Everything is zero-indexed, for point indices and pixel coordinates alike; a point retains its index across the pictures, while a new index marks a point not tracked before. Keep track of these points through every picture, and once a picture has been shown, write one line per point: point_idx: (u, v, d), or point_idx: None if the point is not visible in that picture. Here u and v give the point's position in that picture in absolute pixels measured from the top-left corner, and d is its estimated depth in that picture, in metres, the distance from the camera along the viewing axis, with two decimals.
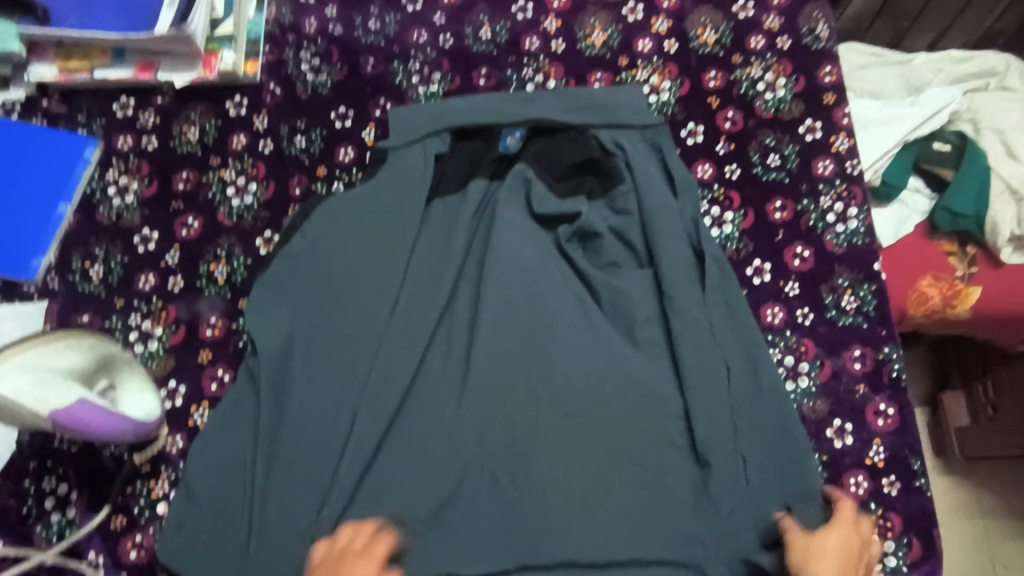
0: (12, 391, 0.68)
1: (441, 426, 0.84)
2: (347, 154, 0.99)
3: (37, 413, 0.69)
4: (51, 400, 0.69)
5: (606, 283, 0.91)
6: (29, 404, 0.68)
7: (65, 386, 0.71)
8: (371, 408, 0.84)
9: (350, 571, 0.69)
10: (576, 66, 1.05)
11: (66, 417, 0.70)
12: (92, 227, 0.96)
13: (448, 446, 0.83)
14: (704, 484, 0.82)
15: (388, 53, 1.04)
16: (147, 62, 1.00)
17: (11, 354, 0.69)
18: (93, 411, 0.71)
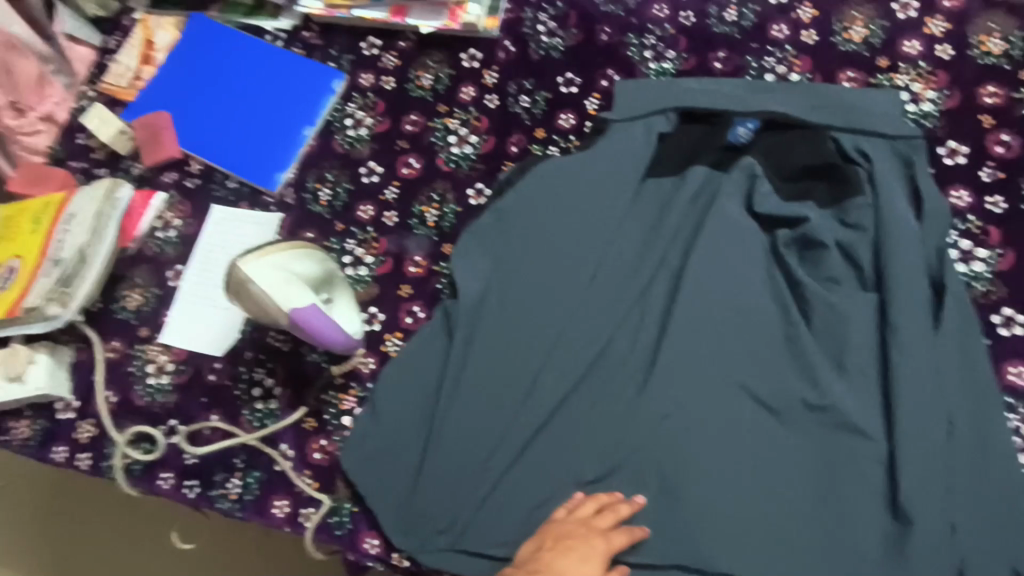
0: (268, 283, 0.78)
1: (621, 407, 0.83)
2: (567, 120, 0.99)
3: (280, 309, 0.78)
4: (294, 299, 0.78)
5: (824, 299, 0.84)
6: (277, 299, 0.78)
7: (302, 290, 0.79)
8: (554, 374, 0.85)
9: (578, 538, 0.75)
10: (826, 60, 0.96)
11: (303, 318, 0.78)
12: (327, 154, 1.04)
13: (621, 429, 0.82)
14: (897, 538, 0.75)
15: (625, 23, 1.03)
16: (399, 6, 1.07)
17: (269, 252, 0.79)
18: (319, 317, 0.79)
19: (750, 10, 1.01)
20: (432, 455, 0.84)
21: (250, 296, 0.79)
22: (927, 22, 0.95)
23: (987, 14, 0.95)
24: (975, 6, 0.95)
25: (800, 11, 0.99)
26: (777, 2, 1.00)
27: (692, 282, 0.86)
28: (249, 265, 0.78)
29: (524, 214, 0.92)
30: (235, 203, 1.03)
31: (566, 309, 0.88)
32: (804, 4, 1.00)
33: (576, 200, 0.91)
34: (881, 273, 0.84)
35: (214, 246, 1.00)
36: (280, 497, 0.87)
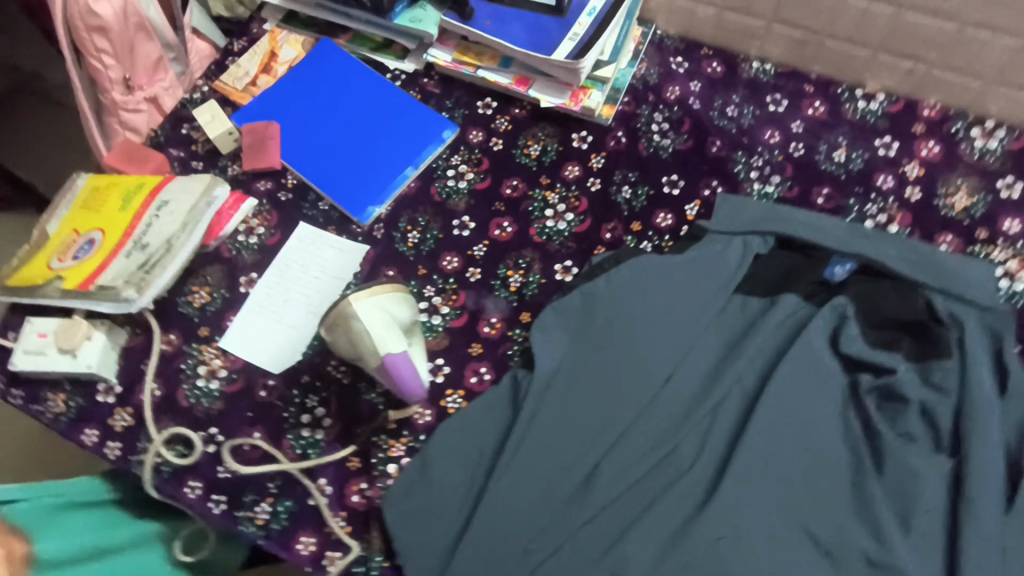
0: (370, 324, 0.78)
1: (677, 518, 0.80)
2: (665, 220, 1.01)
3: (374, 349, 0.78)
4: (391, 345, 0.78)
5: (898, 451, 0.82)
6: (374, 340, 0.78)
7: (398, 337, 0.79)
8: (614, 468, 0.83)
9: None
10: (926, 220, 0.99)
11: (393, 364, 0.79)
12: (424, 198, 1.05)
13: (670, 541, 0.79)
14: None
15: (736, 141, 1.06)
16: (525, 77, 1.09)
17: (377, 292, 0.79)
18: (408, 367, 0.80)
19: (859, 156, 1.04)
20: (474, 524, 0.80)
21: (346, 329, 0.78)
22: None
23: None
24: None
25: (907, 167, 1.02)
26: (886, 153, 1.03)
27: (767, 408, 0.84)
28: (358, 302, 0.78)
29: (611, 299, 0.92)
30: (323, 225, 1.04)
31: (636, 403, 0.87)
32: (911, 161, 1.03)
33: (664, 298, 0.92)
34: (958, 439, 0.82)
35: (292, 261, 1.00)
36: (306, 533, 0.83)
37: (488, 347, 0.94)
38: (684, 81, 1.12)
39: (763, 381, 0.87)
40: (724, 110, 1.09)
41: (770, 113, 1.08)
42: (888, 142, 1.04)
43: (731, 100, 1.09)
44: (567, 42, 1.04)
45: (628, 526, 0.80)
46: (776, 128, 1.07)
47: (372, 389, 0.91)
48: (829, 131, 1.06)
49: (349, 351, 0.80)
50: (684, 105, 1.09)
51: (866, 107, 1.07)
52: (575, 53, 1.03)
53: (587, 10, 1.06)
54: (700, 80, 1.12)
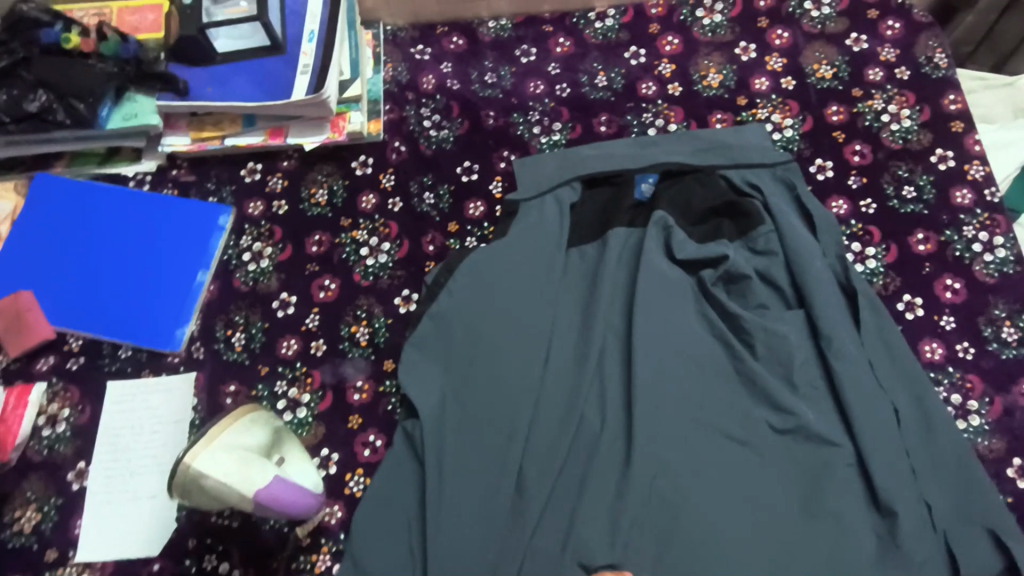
0: (223, 472, 0.70)
1: (609, 481, 0.82)
2: (477, 209, 0.99)
3: (242, 494, 0.71)
4: (256, 480, 0.71)
5: (760, 324, 0.87)
6: (237, 487, 0.70)
7: (262, 467, 0.72)
8: (537, 465, 0.83)
9: None
10: (696, 107, 1.05)
11: (269, 497, 0.72)
12: (231, 295, 0.96)
13: (611, 507, 0.80)
14: (891, 535, 0.77)
15: (506, 105, 1.06)
16: (276, 127, 1.01)
17: (215, 436, 0.71)
18: (287, 489, 0.73)
19: (618, 74, 1.07)
20: None
21: (203, 490, 0.71)
22: (768, 59, 1.07)
23: (812, 45, 1.08)
24: (801, 41, 1.08)
25: (661, 67, 1.07)
26: (639, 62, 1.08)
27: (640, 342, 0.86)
28: (198, 459, 0.70)
29: (460, 310, 0.89)
30: (135, 374, 0.92)
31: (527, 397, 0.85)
32: (662, 60, 1.08)
33: (508, 284, 0.90)
34: (799, 289, 0.89)
35: (120, 429, 0.89)
36: None
37: (365, 413, 0.88)
38: (434, 67, 1.09)
39: (627, 318, 0.89)
40: (483, 80, 1.07)
41: (525, 65, 1.08)
42: (636, 51, 1.09)
43: (485, 67, 1.08)
44: (300, 76, 0.96)
45: (572, 513, 0.81)
46: (537, 77, 1.07)
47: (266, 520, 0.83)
48: (583, 62, 1.08)
49: (221, 506, 0.73)
50: (444, 90, 1.07)
51: (604, 27, 1.11)
52: (313, 86, 0.95)
53: (306, 37, 0.99)
54: (448, 59, 1.09)
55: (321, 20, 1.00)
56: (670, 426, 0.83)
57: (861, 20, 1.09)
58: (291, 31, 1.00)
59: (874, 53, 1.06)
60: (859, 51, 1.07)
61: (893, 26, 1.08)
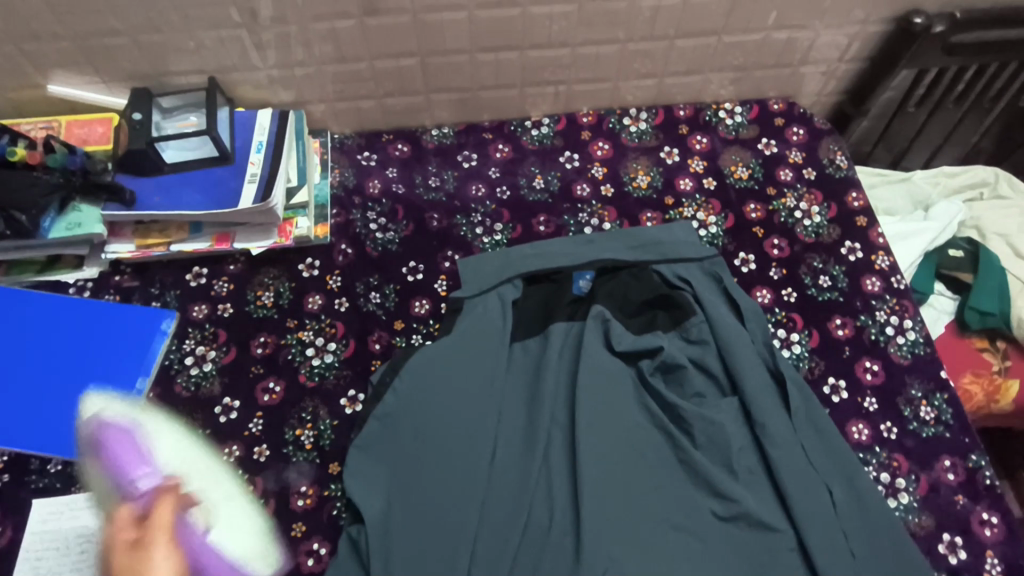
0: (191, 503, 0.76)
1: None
2: (423, 306, 1.02)
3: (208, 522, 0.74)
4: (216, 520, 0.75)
5: (698, 413, 0.90)
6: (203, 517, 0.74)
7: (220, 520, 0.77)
8: (486, 566, 0.81)
9: None
10: (627, 207, 1.12)
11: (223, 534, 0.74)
12: (172, 401, 0.94)
13: None
14: None
15: (450, 207, 1.11)
16: (223, 233, 1.03)
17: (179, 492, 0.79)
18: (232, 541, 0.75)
19: (554, 177, 1.15)
20: None
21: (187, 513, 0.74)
22: (689, 162, 1.17)
23: (728, 149, 1.18)
24: (718, 145, 1.19)
25: (593, 170, 1.16)
26: (573, 166, 1.16)
27: (585, 434, 0.88)
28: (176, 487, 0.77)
29: (407, 409, 0.90)
30: (65, 489, 0.88)
31: (473, 495, 0.85)
32: (594, 164, 1.16)
33: (453, 381, 0.91)
34: (732, 376, 0.94)
35: (43, 552, 0.84)
36: None
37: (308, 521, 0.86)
38: (380, 173, 1.14)
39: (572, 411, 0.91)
40: (427, 183, 1.13)
41: (467, 170, 1.15)
42: (570, 155, 1.17)
43: (429, 172, 1.14)
44: (248, 185, 1.00)
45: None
46: (478, 180, 1.14)
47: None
48: (521, 166, 1.16)
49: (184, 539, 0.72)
50: (390, 194, 1.12)
51: (540, 134, 1.19)
52: (262, 194, 0.99)
53: (254, 147, 1.04)
54: (394, 165, 1.15)
55: (270, 132, 1.06)
56: (618, 517, 0.83)
57: (769, 127, 1.21)
58: (240, 142, 1.05)
59: (783, 155, 1.17)
60: (770, 154, 1.18)
61: (798, 132, 1.20)
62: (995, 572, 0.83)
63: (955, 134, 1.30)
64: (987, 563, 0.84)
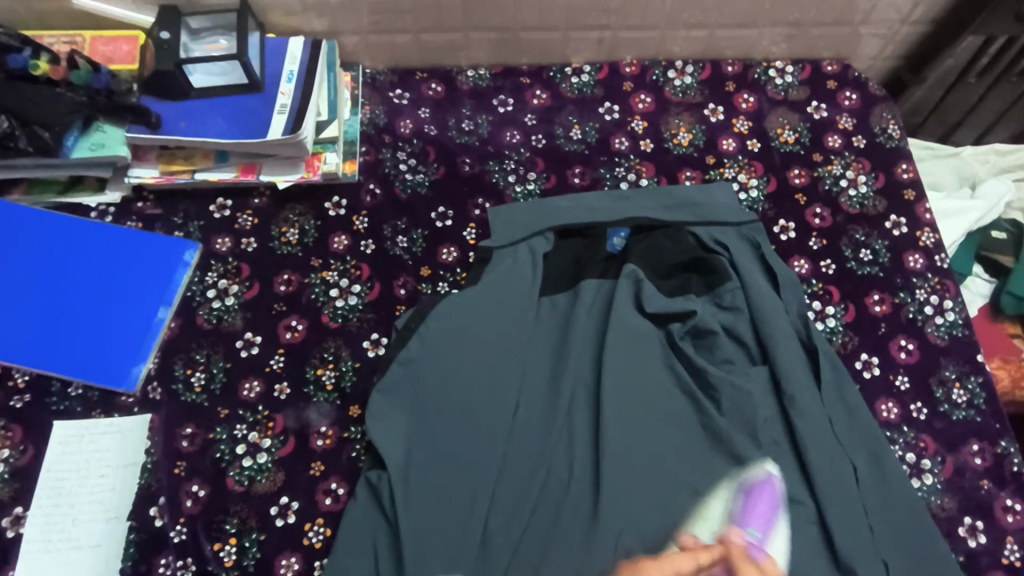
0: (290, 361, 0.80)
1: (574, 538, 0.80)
2: (450, 254, 0.99)
3: None
4: None
5: (726, 379, 0.89)
6: None
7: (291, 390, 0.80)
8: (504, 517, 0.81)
9: None
10: (666, 164, 1.08)
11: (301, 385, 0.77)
12: (193, 333, 0.93)
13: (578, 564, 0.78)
14: None
15: (483, 153, 1.07)
16: (249, 164, 1.00)
17: None
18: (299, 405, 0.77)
19: (592, 128, 1.10)
20: None
21: None
22: (734, 121, 1.12)
23: (776, 110, 1.13)
24: (766, 106, 1.13)
25: (633, 124, 1.11)
26: (612, 118, 1.11)
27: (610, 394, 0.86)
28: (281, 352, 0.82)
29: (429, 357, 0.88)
30: (85, 413, 0.88)
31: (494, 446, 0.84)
32: (634, 117, 1.11)
33: (478, 332, 0.90)
34: (763, 346, 0.91)
35: (64, 473, 0.85)
36: None
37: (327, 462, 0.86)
38: (412, 112, 1.10)
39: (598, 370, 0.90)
40: (460, 127, 1.09)
41: (502, 115, 1.10)
42: (610, 106, 1.12)
43: (463, 115, 1.10)
44: (277, 115, 0.96)
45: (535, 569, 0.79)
46: (513, 127, 1.09)
47: (225, 569, 0.79)
48: (559, 114, 1.11)
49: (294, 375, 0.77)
50: (421, 135, 1.08)
51: (579, 82, 1.14)
52: (291, 125, 0.95)
53: (284, 76, 1.00)
54: (426, 105, 1.11)
55: (301, 62, 1.01)
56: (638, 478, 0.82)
57: (821, 89, 1.15)
58: (270, 70, 1.00)
59: (833, 121, 1.12)
60: (819, 119, 1.12)
61: (850, 97, 1.15)
62: (1014, 557, 0.82)
63: (1017, 106, 1.23)
64: (1006, 549, 0.83)
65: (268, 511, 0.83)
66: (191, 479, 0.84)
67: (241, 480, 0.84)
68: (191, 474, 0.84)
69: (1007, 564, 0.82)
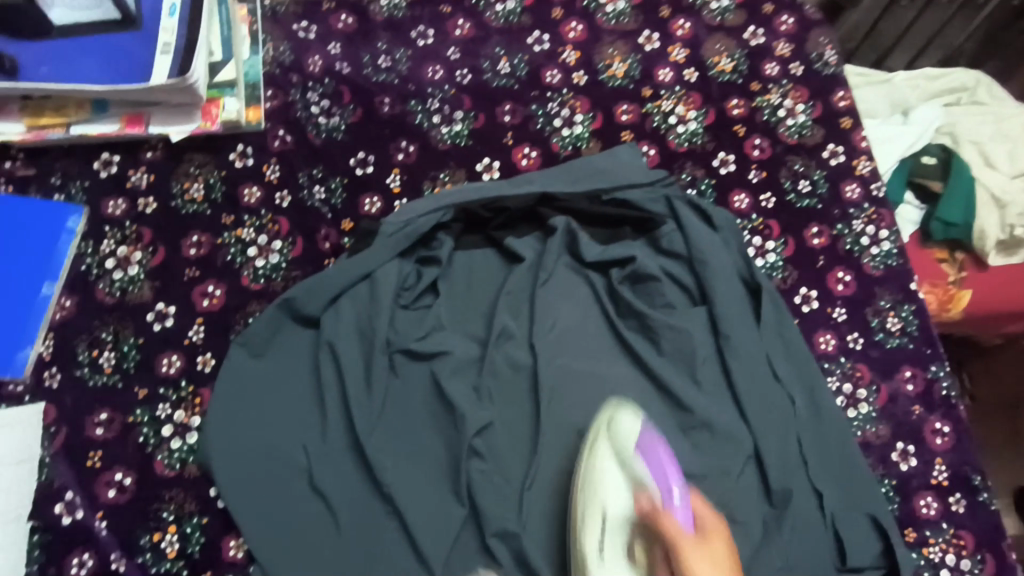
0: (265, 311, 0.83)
1: (502, 499, 0.75)
2: (373, 205, 0.91)
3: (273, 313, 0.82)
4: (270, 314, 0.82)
5: (666, 322, 0.85)
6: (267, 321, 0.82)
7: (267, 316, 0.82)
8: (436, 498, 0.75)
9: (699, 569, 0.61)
10: (601, 97, 1.01)
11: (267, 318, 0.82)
12: (91, 310, 0.83)
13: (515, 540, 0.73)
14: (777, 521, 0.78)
15: (403, 92, 0.98)
16: (135, 114, 0.88)
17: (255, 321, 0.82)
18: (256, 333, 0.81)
19: (521, 60, 1.02)
20: None
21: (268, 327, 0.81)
22: (670, 50, 1.05)
23: (713, 36, 1.07)
24: (702, 32, 1.07)
25: (565, 55, 1.03)
26: (542, 48, 1.03)
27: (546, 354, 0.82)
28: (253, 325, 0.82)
29: (344, 321, 0.81)
30: None
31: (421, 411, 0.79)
32: (566, 47, 1.04)
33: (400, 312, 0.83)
34: (702, 285, 0.88)
35: None
36: None
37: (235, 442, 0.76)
38: (321, 48, 0.98)
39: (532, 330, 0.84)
40: (377, 64, 0.99)
41: (422, 48, 1.01)
42: (540, 36, 1.04)
43: (378, 50, 0.99)
44: (160, 56, 0.84)
45: (454, 538, 0.73)
46: (435, 62, 1.00)
47: (168, 560, 0.73)
48: (484, 46, 1.02)
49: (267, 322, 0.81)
50: (333, 74, 0.97)
51: (505, 9, 1.05)
52: (178, 66, 0.83)
53: (165, 10, 0.86)
54: (337, 39, 0.99)
55: None
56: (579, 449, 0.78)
57: (757, 13, 1.10)
58: (148, 3, 0.87)
59: (771, 47, 1.08)
60: (756, 45, 1.08)
61: (787, 21, 1.10)
62: (942, 477, 0.85)
63: (944, 33, 1.23)
64: (935, 470, 0.85)
65: (207, 493, 0.76)
66: (113, 468, 0.77)
67: (172, 464, 0.77)
68: (110, 462, 0.77)
69: (935, 484, 0.85)
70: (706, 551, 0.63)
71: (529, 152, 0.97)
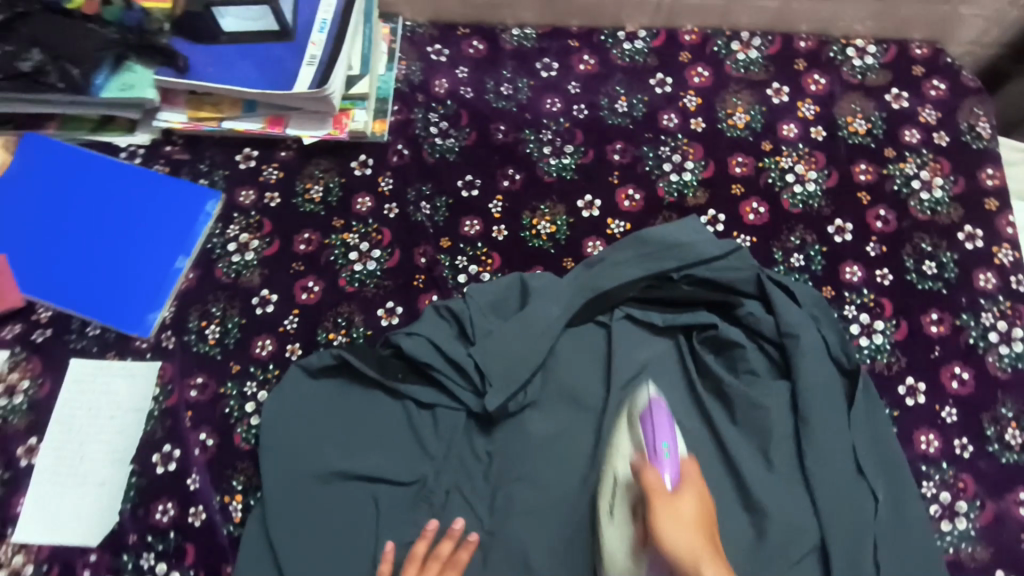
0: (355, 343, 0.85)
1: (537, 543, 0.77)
2: (473, 227, 0.94)
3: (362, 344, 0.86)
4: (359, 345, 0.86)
5: (742, 391, 0.82)
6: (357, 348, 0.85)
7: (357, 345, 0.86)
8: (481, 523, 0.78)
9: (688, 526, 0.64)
10: (716, 146, 0.99)
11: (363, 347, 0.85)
12: (211, 285, 0.92)
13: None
14: None
15: (519, 120, 1.01)
16: (277, 116, 0.97)
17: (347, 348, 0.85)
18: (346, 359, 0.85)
19: (640, 101, 1.02)
20: None
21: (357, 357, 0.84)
22: (799, 105, 1.01)
23: (849, 95, 1.01)
24: (837, 90, 1.02)
25: (685, 99, 1.02)
26: (663, 91, 1.02)
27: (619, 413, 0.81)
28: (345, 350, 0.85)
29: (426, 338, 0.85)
30: (100, 354, 0.89)
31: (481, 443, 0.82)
32: (688, 92, 1.02)
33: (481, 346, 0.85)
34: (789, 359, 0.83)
35: (76, 410, 0.86)
36: None
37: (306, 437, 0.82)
38: (449, 71, 1.04)
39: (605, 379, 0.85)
40: (499, 90, 1.03)
41: (544, 80, 1.03)
42: (662, 78, 1.03)
43: (502, 77, 1.03)
44: (305, 67, 0.92)
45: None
46: (555, 94, 1.02)
47: (232, 523, 0.80)
48: (605, 83, 1.03)
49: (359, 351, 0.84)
50: (456, 97, 1.02)
51: (632, 48, 1.05)
52: (318, 79, 0.91)
53: (317, 26, 0.95)
54: (465, 64, 1.04)
55: (336, 10, 0.96)
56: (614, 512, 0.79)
57: (904, 75, 1.02)
58: (303, 17, 0.96)
59: (914, 113, 1.00)
60: (898, 109, 1.00)
61: (938, 86, 1.02)
62: None
63: None
64: None
65: None
66: (199, 429, 0.84)
67: (248, 439, 0.84)
68: (199, 423, 0.85)
69: None
70: (671, 509, 0.65)
71: (633, 194, 0.96)
